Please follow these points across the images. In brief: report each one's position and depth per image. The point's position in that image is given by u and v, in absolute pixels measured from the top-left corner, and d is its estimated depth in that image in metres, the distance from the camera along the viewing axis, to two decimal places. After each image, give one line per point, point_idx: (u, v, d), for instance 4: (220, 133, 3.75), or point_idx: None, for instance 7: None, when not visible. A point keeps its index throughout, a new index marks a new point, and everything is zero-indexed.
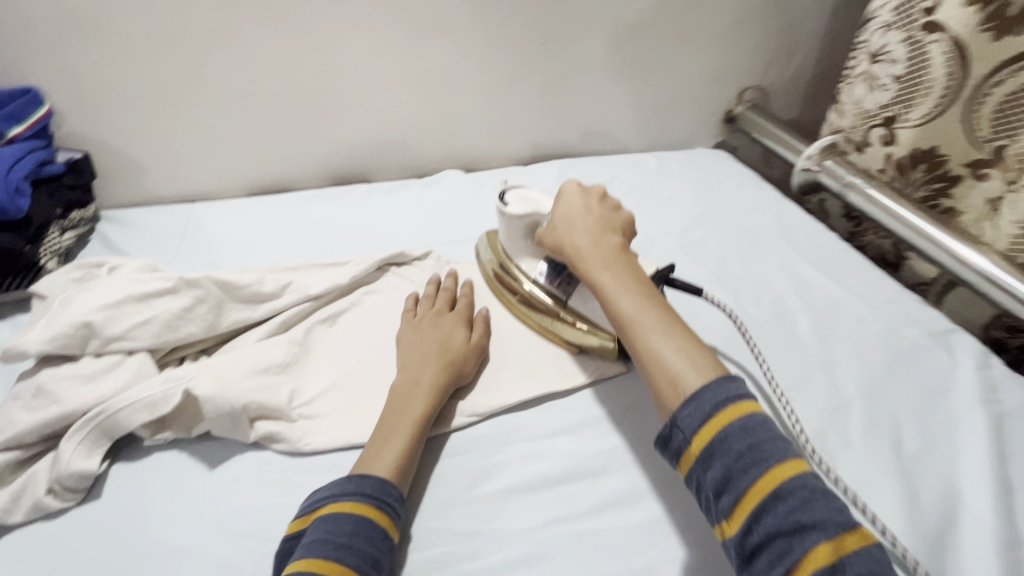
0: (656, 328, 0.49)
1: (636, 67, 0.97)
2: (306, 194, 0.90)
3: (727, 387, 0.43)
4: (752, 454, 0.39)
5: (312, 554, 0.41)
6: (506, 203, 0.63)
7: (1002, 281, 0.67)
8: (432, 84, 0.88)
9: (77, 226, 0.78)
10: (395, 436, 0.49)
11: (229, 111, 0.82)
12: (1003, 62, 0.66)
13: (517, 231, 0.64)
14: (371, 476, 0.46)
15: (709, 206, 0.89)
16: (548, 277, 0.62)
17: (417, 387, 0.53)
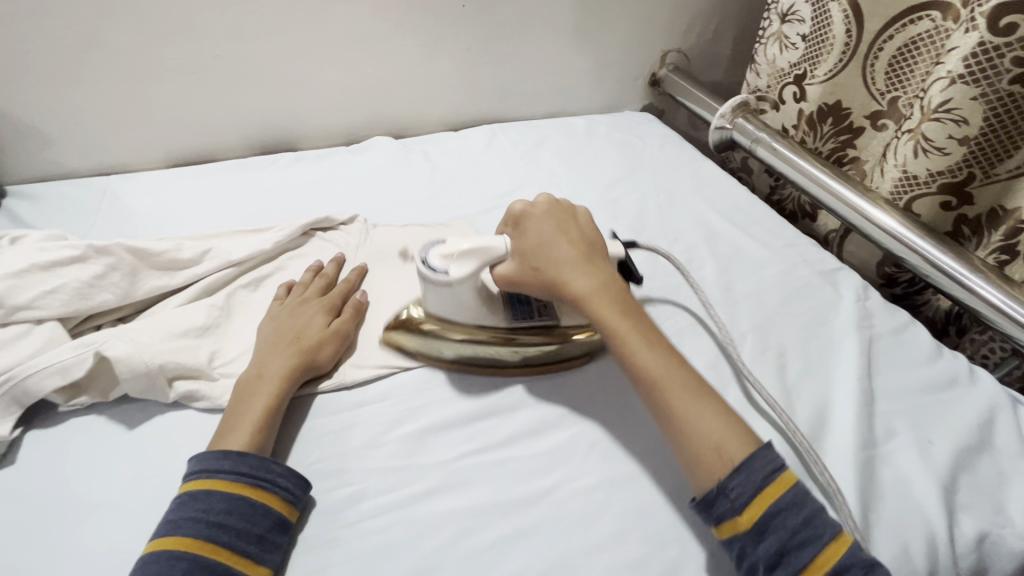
0: (687, 390, 0.48)
1: (560, 31, 0.99)
2: (229, 163, 0.89)
3: (770, 456, 0.45)
4: (808, 530, 0.42)
5: (179, 534, 0.41)
6: (444, 271, 0.53)
7: (879, 219, 0.74)
8: (352, 49, 0.87)
9: None
10: (239, 424, 0.48)
11: (139, 79, 0.79)
12: (893, 19, 0.75)
13: (468, 290, 0.55)
14: (227, 454, 0.46)
15: (631, 165, 0.93)
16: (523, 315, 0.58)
17: (260, 379, 0.52)
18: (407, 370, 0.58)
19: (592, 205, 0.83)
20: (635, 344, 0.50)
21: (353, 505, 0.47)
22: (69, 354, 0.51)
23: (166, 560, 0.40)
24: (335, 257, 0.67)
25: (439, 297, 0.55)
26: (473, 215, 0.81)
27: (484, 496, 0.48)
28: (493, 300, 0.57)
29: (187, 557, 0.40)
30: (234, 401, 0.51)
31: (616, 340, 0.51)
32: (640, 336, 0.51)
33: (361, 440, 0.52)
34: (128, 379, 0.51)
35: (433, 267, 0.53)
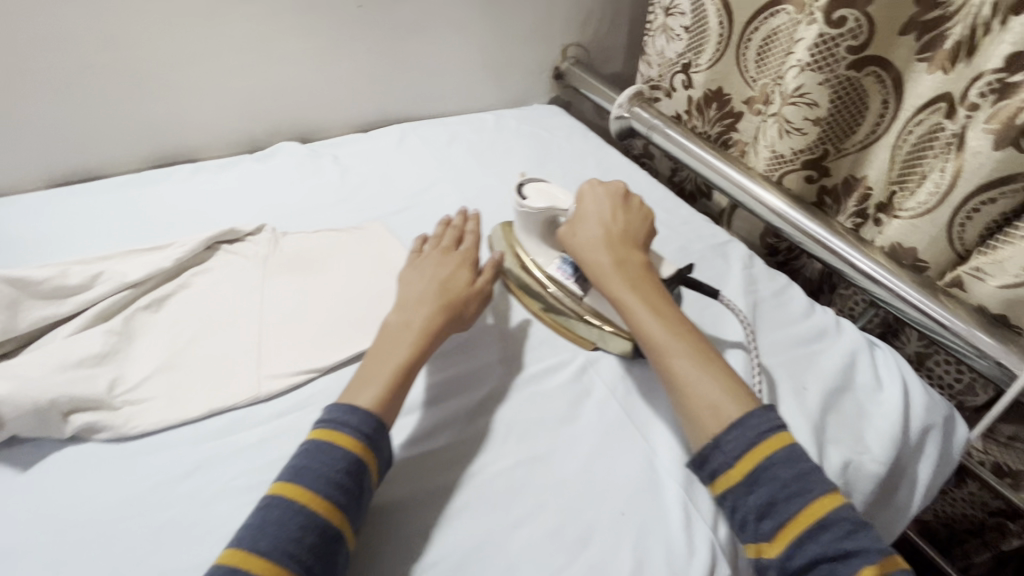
0: (688, 358, 0.53)
1: (461, 29, 1.00)
2: (119, 179, 0.83)
3: (768, 417, 0.49)
4: (798, 483, 0.45)
5: (298, 483, 0.45)
6: (526, 197, 0.65)
7: (756, 195, 0.82)
8: (246, 53, 0.84)
9: None
10: (377, 380, 0.52)
11: (2, 94, 0.72)
12: (757, 11, 0.82)
13: (534, 225, 0.66)
14: (359, 410, 0.49)
15: (540, 157, 0.96)
16: (568, 273, 0.65)
17: (406, 330, 0.56)
18: None
19: (503, 198, 0.86)
20: (645, 317, 0.56)
21: None
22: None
23: (288, 507, 0.43)
24: (461, 210, 0.72)
25: (520, 220, 0.66)
26: (386, 216, 0.81)
27: (411, 488, 0.50)
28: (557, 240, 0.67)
29: (304, 512, 0.43)
30: (375, 353, 0.55)
31: (626, 309, 0.57)
32: (650, 309, 0.56)
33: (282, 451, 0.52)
34: (16, 419, 0.48)
35: (523, 190, 0.65)
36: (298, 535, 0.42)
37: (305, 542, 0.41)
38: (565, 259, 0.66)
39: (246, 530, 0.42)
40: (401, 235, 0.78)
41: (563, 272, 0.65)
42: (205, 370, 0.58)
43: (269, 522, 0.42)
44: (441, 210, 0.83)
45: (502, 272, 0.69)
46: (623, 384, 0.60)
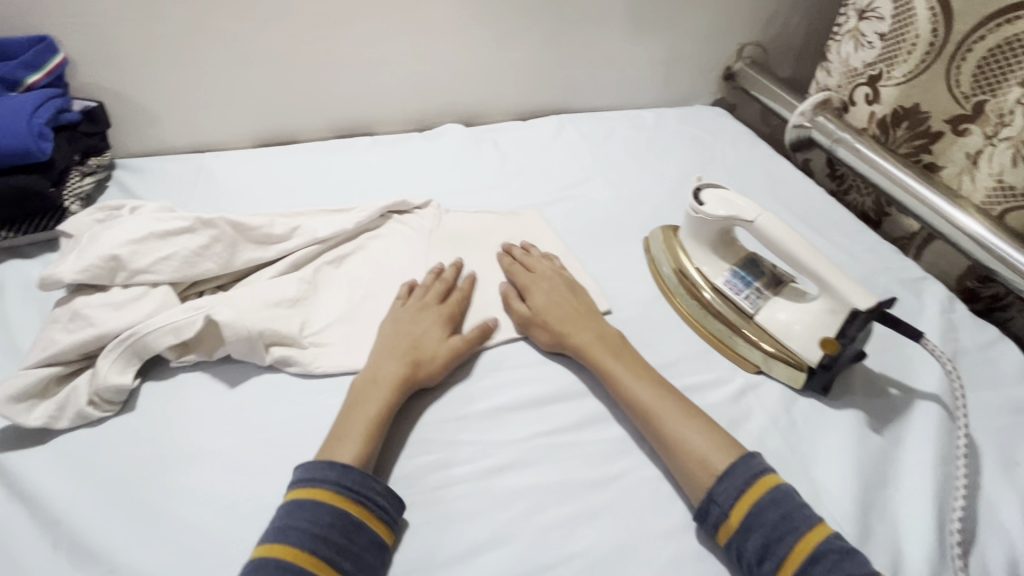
0: (676, 414, 0.51)
1: (635, 23, 0.98)
2: (311, 145, 0.93)
3: (752, 462, 0.47)
4: (786, 522, 0.44)
5: (283, 543, 0.42)
6: (702, 203, 0.62)
7: (969, 227, 0.71)
8: (432, 38, 0.90)
9: (96, 172, 0.81)
10: (352, 432, 0.49)
11: (235, 62, 0.84)
12: (986, 18, 0.70)
13: (708, 232, 0.62)
14: (332, 467, 0.46)
15: (701, 161, 0.92)
16: (736, 287, 0.61)
17: (374, 385, 0.53)
18: (481, 350, 0.60)
19: (661, 200, 0.83)
20: (628, 381, 0.54)
21: (433, 473, 0.50)
22: (180, 317, 0.56)
23: (273, 568, 0.41)
24: (454, 261, 0.68)
25: (693, 226, 0.63)
26: (541, 204, 0.82)
27: (555, 476, 0.50)
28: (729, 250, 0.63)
29: (292, 570, 0.41)
30: (348, 408, 0.52)
31: (609, 375, 0.55)
32: (632, 372, 0.55)
33: (438, 414, 0.55)
34: (231, 340, 0.56)
35: (699, 196, 0.62)
36: None
37: (333, 539, 0.43)
38: (735, 272, 0.62)
39: (269, 535, 0.43)
40: (555, 225, 0.78)
41: (732, 287, 0.61)
42: (375, 328, 0.63)
43: (290, 524, 0.43)
44: (596, 205, 0.82)
45: (665, 285, 0.67)
46: (787, 416, 0.55)
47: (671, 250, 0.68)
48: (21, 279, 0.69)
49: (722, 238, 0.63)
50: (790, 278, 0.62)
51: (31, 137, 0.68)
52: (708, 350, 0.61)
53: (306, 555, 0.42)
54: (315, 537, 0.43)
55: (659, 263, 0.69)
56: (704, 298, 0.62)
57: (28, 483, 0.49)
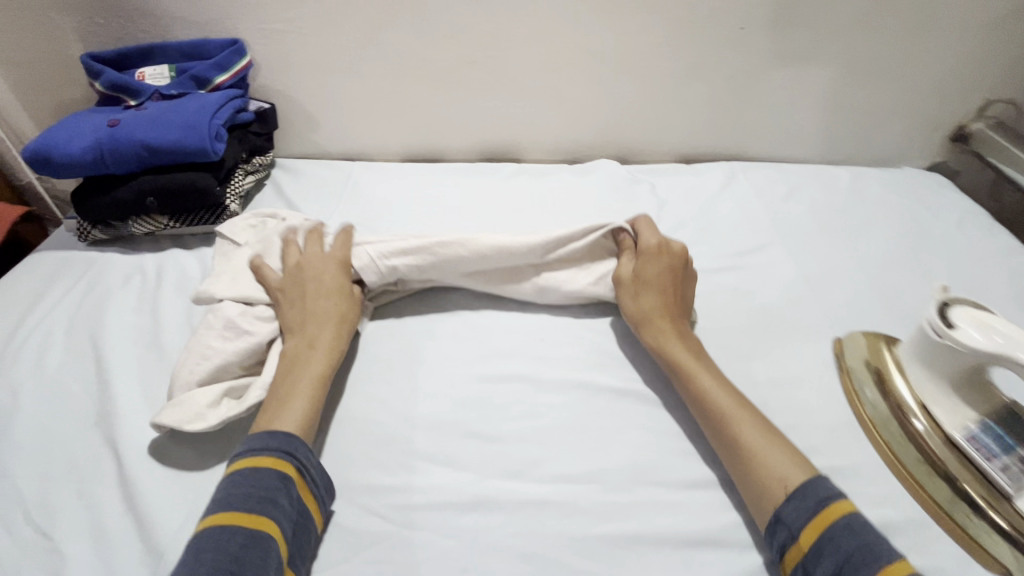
0: (753, 421, 0.48)
1: (847, 65, 0.82)
2: (457, 167, 0.89)
3: (822, 486, 0.43)
4: (862, 552, 0.39)
5: (229, 511, 0.41)
6: (953, 324, 0.46)
7: None
8: (603, 66, 0.81)
9: (257, 171, 0.84)
10: (298, 395, 0.50)
11: (400, 78, 0.83)
12: None
13: (952, 363, 0.46)
14: (275, 435, 0.46)
15: (914, 244, 0.73)
16: (985, 449, 0.45)
17: (308, 347, 0.54)
18: (616, 452, 0.51)
19: (860, 289, 0.66)
20: (709, 381, 0.51)
21: None
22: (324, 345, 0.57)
23: (223, 533, 0.40)
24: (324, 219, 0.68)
25: (928, 350, 0.48)
26: (705, 271, 0.70)
27: None
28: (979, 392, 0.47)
29: (242, 532, 0.40)
30: (282, 377, 0.52)
31: (695, 377, 0.52)
32: (714, 375, 0.52)
33: (563, 527, 0.46)
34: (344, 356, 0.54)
35: (949, 314, 0.46)
36: (250, 560, 0.39)
37: (279, 502, 0.42)
38: (984, 427, 0.46)
39: (211, 505, 0.43)
40: (721, 300, 0.65)
41: (980, 448, 0.46)
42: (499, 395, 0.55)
43: (233, 493, 0.42)
44: (773, 283, 0.68)
45: (866, 413, 0.52)
46: None
47: (886, 371, 0.53)
48: (178, 270, 0.72)
49: (971, 378, 0.47)
50: None
51: (209, 138, 0.70)
52: (925, 521, 0.46)
53: (252, 517, 0.41)
54: (263, 496, 0.42)
55: (860, 381, 0.54)
56: (935, 449, 0.47)
57: (144, 498, 0.48)
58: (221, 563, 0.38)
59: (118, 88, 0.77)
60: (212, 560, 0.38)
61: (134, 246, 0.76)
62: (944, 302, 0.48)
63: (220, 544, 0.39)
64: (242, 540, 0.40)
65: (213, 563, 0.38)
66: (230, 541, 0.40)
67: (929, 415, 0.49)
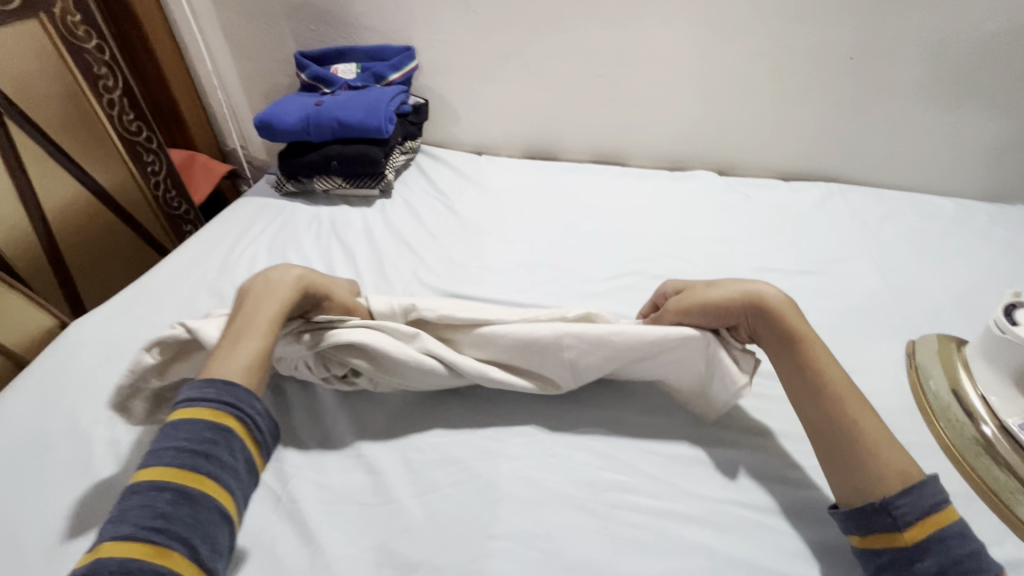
0: (868, 412, 0.49)
1: (958, 100, 0.85)
2: (571, 165, 1.03)
3: (937, 491, 0.44)
4: (971, 560, 0.40)
5: (158, 464, 0.43)
6: (1016, 324, 0.51)
7: None
8: (713, 87, 0.91)
9: (408, 153, 1.03)
10: (245, 342, 0.52)
11: (533, 84, 0.99)
12: None
13: (1013, 360, 0.51)
14: (213, 382, 0.48)
15: (1014, 271, 0.75)
16: None
17: (265, 295, 0.56)
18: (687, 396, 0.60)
19: (943, 305, 0.70)
20: (826, 361, 0.52)
21: (618, 492, 0.52)
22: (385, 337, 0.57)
23: (152, 487, 0.42)
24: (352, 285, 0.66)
25: (992, 346, 0.53)
26: (789, 273, 0.77)
27: (746, 551, 0.47)
28: None
29: (169, 488, 0.41)
30: (234, 330, 0.53)
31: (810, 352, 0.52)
32: (832, 359, 0.53)
33: (635, 441, 0.56)
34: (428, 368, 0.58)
35: (1013, 315, 0.52)
36: (179, 516, 0.41)
37: (213, 457, 0.43)
38: None
39: (145, 457, 0.44)
40: (801, 298, 0.72)
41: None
42: None
43: (166, 446, 0.44)
44: (854, 289, 0.73)
45: (928, 402, 0.57)
46: None
47: (950, 367, 0.58)
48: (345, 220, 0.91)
49: None
50: None
51: (384, 119, 0.90)
52: (973, 496, 0.50)
53: (185, 474, 0.42)
54: (195, 448, 0.44)
55: (925, 374, 0.59)
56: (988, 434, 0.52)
57: None
58: (148, 517, 0.40)
59: (319, 80, 1.00)
60: (138, 517, 0.40)
61: (314, 199, 0.97)
62: (1013, 305, 0.53)
63: (149, 499, 0.41)
64: (172, 498, 0.41)
65: (140, 520, 0.40)
66: (156, 496, 0.41)
67: (985, 406, 0.54)
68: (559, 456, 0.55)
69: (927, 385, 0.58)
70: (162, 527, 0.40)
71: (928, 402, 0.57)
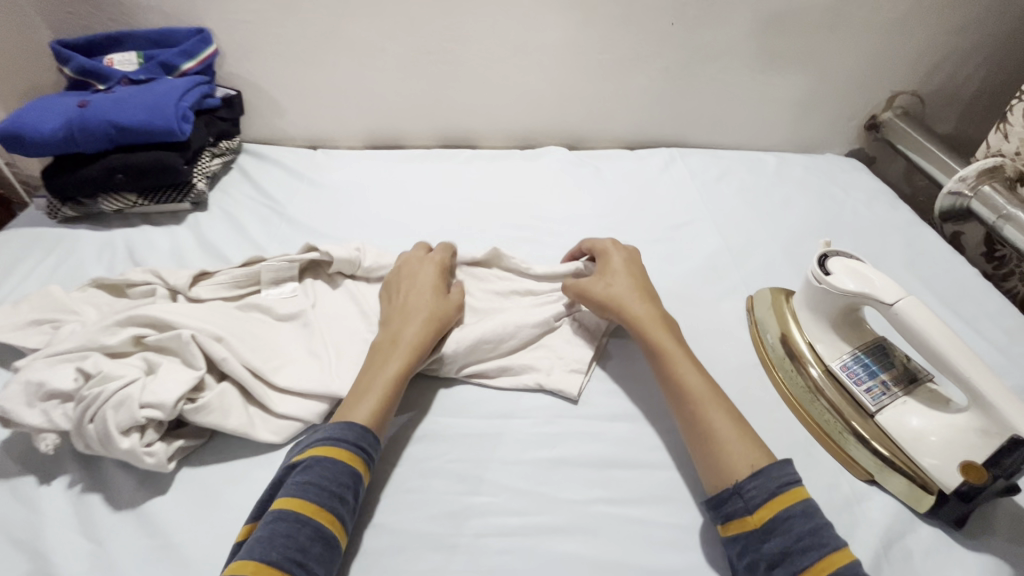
0: (722, 411, 0.49)
1: (771, 60, 0.90)
2: (417, 151, 0.95)
3: (787, 471, 0.45)
4: (811, 536, 0.41)
5: (303, 496, 0.43)
6: (829, 272, 0.54)
7: None
8: (550, 58, 0.88)
9: (224, 154, 0.88)
10: (374, 386, 0.51)
11: (362, 66, 0.88)
12: None
13: (832, 306, 0.54)
14: (354, 426, 0.48)
15: (828, 217, 0.82)
16: (855, 376, 0.52)
17: (393, 346, 0.54)
18: (548, 392, 0.57)
19: (774, 257, 0.75)
20: (682, 367, 0.53)
21: (480, 517, 0.47)
22: (191, 355, 0.52)
23: (294, 520, 0.41)
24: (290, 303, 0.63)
25: (813, 295, 0.55)
26: (641, 243, 0.77)
27: (614, 552, 0.45)
28: (852, 328, 0.55)
29: (313, 524, 0.41)
30: (367, 373, 0.53)
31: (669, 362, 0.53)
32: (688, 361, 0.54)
33: (497, 455, 0.52)
34: (238, 423, 0.51)
35: (826, 263, 0.54)
36: (315, 554, 0.41)
37: (348, 499, 0.44)
38: (855, 358, 0.54)
39: (287, 487, 0.44)
40: (652, 267, 0.72)
41: (851, 374, 0.53)
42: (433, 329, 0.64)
43: (313, 480, 0.44)
44: (699, 252, 0.75)
45: (767, 353, 0.59)
46: (896, 537, 0.46)
47: (782, 318, 0.60)
48: (147, 245, 0.76)
49: (848, 317, 0.55)
50: (929, 375, 0.52)
51: (176, 118, 0.75)
52: (810, 441, 0.53)
53: (325, 509, 0.43)
54: (368, 453, 0.48)
55: (764, 326, 0.61)
56: (816, 378, 0.54)
57: None
58: (290, 551, 0.40)
59: (87, 74, 0.80)
60: (285, 547, 0.40)
61: (104, 223, 0.79)
62: (826, 254, 0.56)
63: (330, 477, 0.44)
64: (312, 534, 0.41)
65: (287, 550, 0.40)
66: (337, 481, 0.44)
67: (814, 351, 0.56)
68: (415, 490, 0.49)
69: (767, 337, 0.60)
70: (303, 561, 0.40)
71: (768, 353, 0.59)
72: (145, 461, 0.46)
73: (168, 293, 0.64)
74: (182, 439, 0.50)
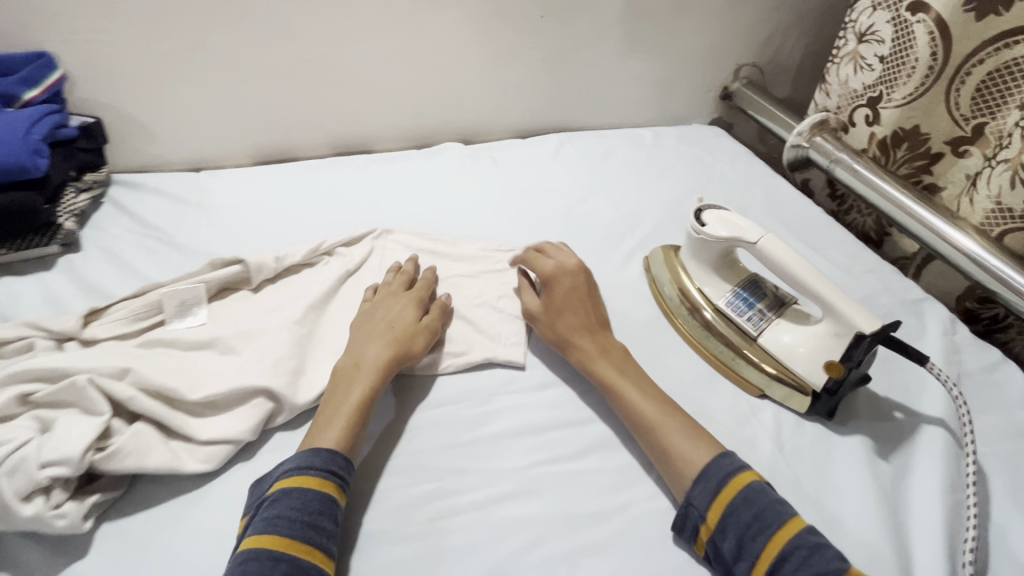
0: (678, 431, 0.51)
1: (634, 43, 0.99)
2: (310, 161, 0.93)
3: (723, 464, 0.48)
4: (756, 522, 0.44)
5: (273, 532, 0.42)
6: (704, 223, 0.61)
7: (954, 237, 0.72)
8: (432, 58, 0.90)
9: (91, 188, 0.81)
10: (340, 412, 0.50)
11: (237, 80, 0.85)
12: (958, 68, 0.75)
13: (712, 252, 0.62)
14: (323, 452, 0.47)
15: (702, 179, 0.92)
16: (737, 309, 0.61)
17: (356, 371, 0.54)
18: (480, 373, 0.60)
19: (662, 219, 0.83)
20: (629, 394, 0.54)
21: (433, 501, 0.49)
22: (91, 405, 0.48)
23: (268, 557, 0.40)
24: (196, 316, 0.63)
25: (695, 246, 0.63)
26: (545, 223, 0.82)
27: (561, 505, 0.49)
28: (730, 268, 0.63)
29: (286, 559, 0.40)
30: (329, 406, 0.52)
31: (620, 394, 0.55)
32: (638, 388, 0.55)
33: (439, 440, 0.54)
34: (160, 462, 0.48)
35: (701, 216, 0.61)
36: None
37: (324, 526, 0.43)
38: (735, 294, 0.62)
39: (253, 528, 0.42)
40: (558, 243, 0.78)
41: (734, 308, 0.61)
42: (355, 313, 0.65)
43: (282, 514, 0.43)
44: (598, 224, 0.82)
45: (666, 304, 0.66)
46: (779, 440, 0.54)
47: (673, 270, 0.67)
48: (13, 299, 0.68)
49: (725, 259, 0.63)
50: (792, 298, 0.62)
51: (27, 153, 0.67)
52: (711, 372, 0.60)
53: (301, 544, 0.41)
54: (342, 476, 0.47)
55: (660, 280, 0.68)
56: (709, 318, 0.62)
57: None
58: None
59: None
60: None
61: None
62: (700, 208, 0.63)
63: (300, 507, 0.43)
64: (288, 569, 0.40)
65: None
66: (309, 509, 0.43)
67: (704, 294, 0.64)
68: (366, 489, 0.50)
69: (664, 288, 0.68)
70: None
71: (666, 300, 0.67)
72: (55, 523, 0.43)
73: (52, 343, 0.58)
74: (96, 494, 0.47)
